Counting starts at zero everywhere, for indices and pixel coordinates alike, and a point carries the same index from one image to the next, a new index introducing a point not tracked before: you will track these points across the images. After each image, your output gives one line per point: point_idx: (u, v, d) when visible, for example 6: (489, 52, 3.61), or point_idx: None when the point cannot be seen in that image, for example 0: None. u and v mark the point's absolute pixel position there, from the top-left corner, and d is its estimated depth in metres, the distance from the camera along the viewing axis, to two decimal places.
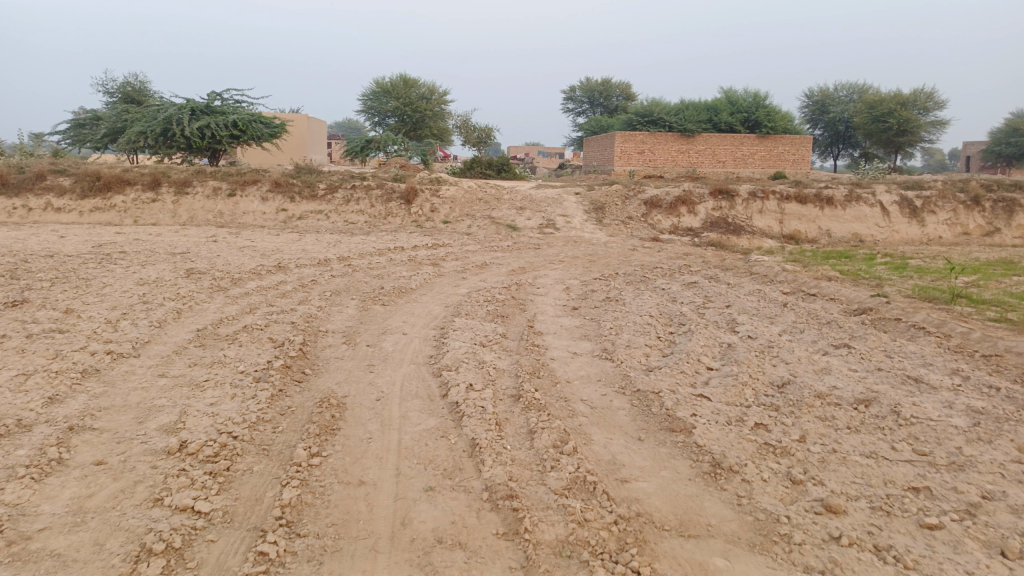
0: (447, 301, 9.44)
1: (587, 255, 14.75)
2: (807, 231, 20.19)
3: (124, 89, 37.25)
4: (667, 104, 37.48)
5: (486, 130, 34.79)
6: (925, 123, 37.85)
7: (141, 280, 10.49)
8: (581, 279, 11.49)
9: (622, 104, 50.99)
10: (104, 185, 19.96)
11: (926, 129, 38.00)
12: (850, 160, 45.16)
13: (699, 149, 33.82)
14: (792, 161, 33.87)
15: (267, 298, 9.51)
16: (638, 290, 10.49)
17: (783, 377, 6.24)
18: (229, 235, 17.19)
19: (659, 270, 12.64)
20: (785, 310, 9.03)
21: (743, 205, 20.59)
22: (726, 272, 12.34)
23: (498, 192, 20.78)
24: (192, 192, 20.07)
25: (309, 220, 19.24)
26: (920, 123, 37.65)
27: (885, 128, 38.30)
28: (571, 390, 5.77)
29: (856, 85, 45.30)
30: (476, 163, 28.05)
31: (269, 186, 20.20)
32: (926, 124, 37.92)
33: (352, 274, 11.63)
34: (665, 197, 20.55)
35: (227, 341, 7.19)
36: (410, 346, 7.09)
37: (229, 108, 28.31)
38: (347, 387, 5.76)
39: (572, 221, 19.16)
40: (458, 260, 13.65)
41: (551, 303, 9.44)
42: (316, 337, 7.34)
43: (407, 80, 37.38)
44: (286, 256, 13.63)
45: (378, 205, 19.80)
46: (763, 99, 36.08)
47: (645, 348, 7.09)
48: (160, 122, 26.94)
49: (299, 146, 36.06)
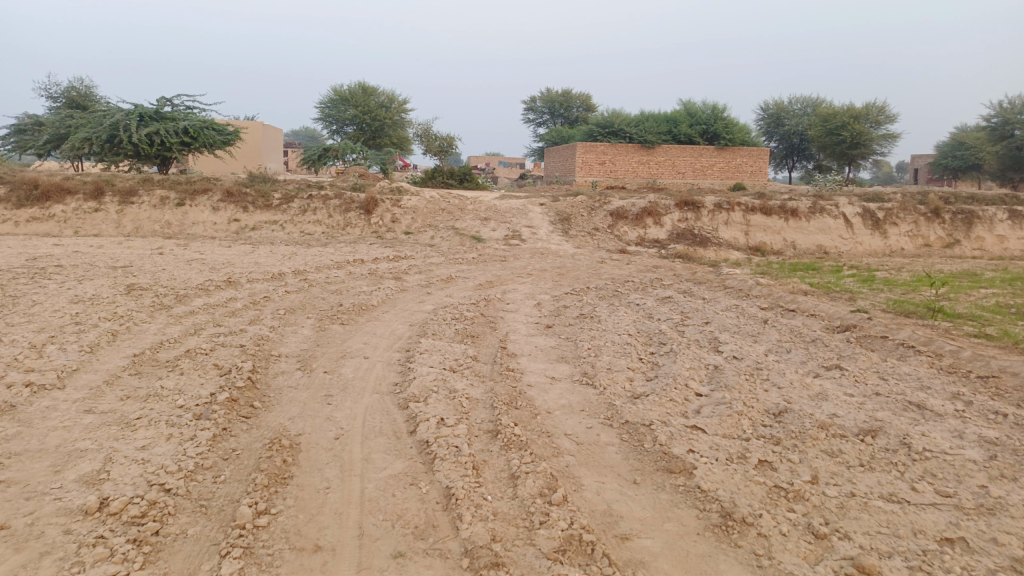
0: (411, 320, 8.83)
1: (555, 268, 14.27)
2: (773, 243, 20.06)
3: (68, 94, 35.66)
4: (628, 116, 37.45)
5: (447, 139, 34.19)
6: (876, 136, 38.51)
7: (75, 297, 9.62)
8: (551, 294, 10.99)
9: (582, 115, 50.95)
10: (42, 193, 18.79)
11: (877, 143, 38.66)
12: (804, 172, 45.75)
13: (659, 161, 33.81)
14: (750, 172, 34.13)
15: (216, 317, 8.76)
16: (613, 306, 10.01)
17: (779, 403, 5.78)
18: (177, 247, 16.26)
19: (631, 283, 12.21)
20: (766, 328, 8.64)
21: (709, 217, 20.38)
22: (700, 286, 11.97)
23: (460, 202, 20.20)
24: (138, 201, 19.03)
25: (263, 231, 18.39)
26: (871, 136, 38.29)
27: (839, 141, 38.88)
28: (553, 423, 5.22)
29: (810, 99, 45.97)
30: (437, 173, 27.47)
31: (221, 196, 19.29)
32: (878, 138, 38.58)
33: (309, 289, 10.92)
34: (631, 208, 20.23)
35: (166, 369, 6.44)
36: (372, 372, 6.46)
37: (180, 114, 27.19)
38: (302, 423, 5.10)
39: (538, 233, 18.69)
40: (421, 273, 13.03)
41: (523, 322, 8.88)
42: (268, 362, 6.65)
43: (366, 88, 36.66)
44: (236, 269, 12.83)
45: (336, 215, 19.04)
46: (722, 111, 36.25)
47: (627, 371, 6.58)
48: (105, 129, 25.71)
49: (254, 153, 34.98)
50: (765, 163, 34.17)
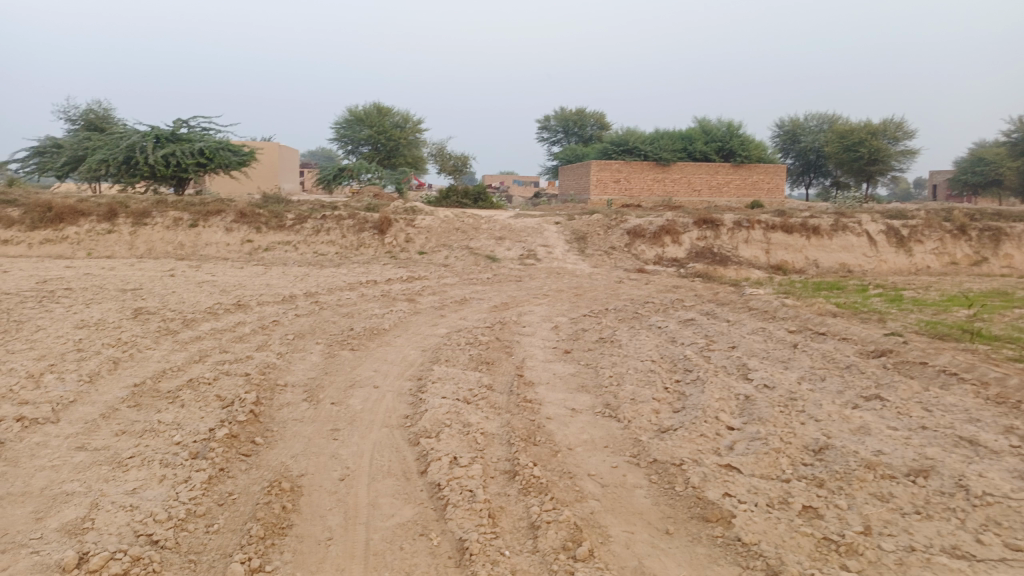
0: (424, 345, 8.49)
1: (572, 289, 13.91)
2: (794, 261, 19.59)
3: (86, 117, 35.95)
4: (643, 133, 37.18)
5: (462, 158, 34.03)
6: (895, 152, 37.94)
7: (81, 322, 9.39)
8: (569, 317, 10.62)
9: (597, 133, 50.76)
10: (56, 215, 18.73)
11: (896, 159, 38.08)
12: (821, 189, 45.17)
13: (674, 178, 33.44)
14: (767, 189, 33.67)
15: (223, 343, 8.47)
16: (633, 329, 9.62)
17: (819, 439, 5.37)
18: (189, 268, 16.08)
19: (651, 304, 11.81)
20: (797, 353, 8.21)
21: (728, 235, 19.96)
22: (723, 307, 11.55)
23: (475, 221, 19.93)
24: (151, 222, 18.92)
25: (276, 252, 18.20)
26: (890, 152, 37.72)
27: (856, 157, 38.34)
28: (575, 462, 4.84)
29: (826, 115, 45.50)
30: (451, 192, 27.28)
31: (234, 216, 19.14)
32: (897, 154, 38.01)
33: (320, 312, 10.63)
34: (648, 226, 19.86)
35: (166, 400, 6.13)
36: (382, 403, 6.11)
37: (196, 136, 27.24)
38: (305, 462, 4.75)
39: (554, 252, 18.35)
40: (435, 295, 12.71)
41: (540, 347, 8.52)
42: (273, 392, 6.32)
43: (381, 109, 36.70)
44: (247, 292, 12.58)
45: (349, 236, 18.81)
46: (737, 128, 35.87)
47: (652, 402, 6.19)
48: (122, 150, 25.78)
49: (269, 174, 35.03)
50: (783, 180, 33.71)
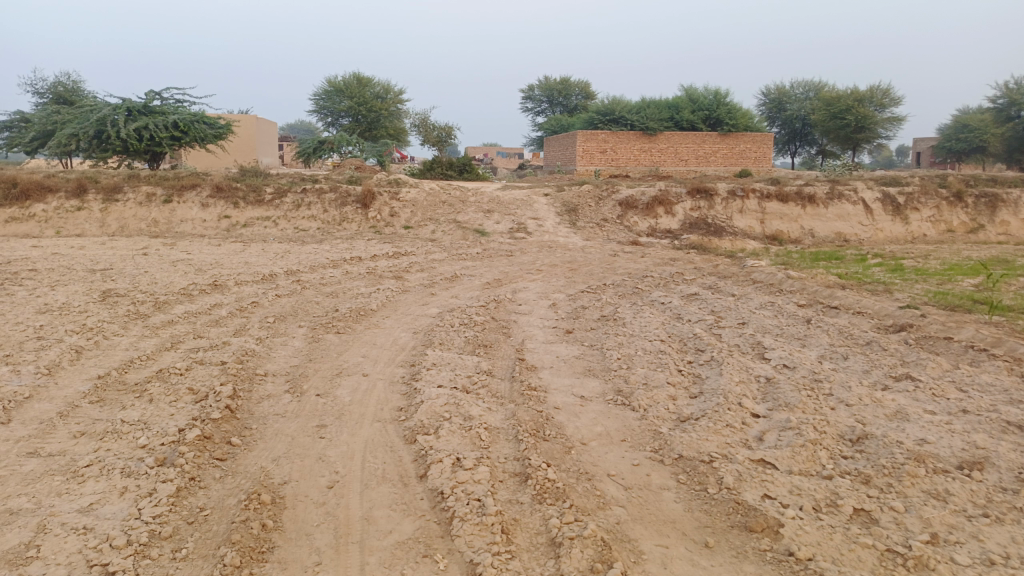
0: (415, 326, 7.93)
1: (565, 263, 13.37)
2: (790, 231, 19.14)
3: (54, 89, 34.59)
4: (629, 102, 36.41)
5: (446, 128, 33.09)
6: (881, 119, 37.49)
7: (43, 306, 8.72)
8: (566, 293, 10.08)
9: (581, 103, 49.87)
10: (21, 192, 17.83)
11: (883, 126, 37.63)
12: (807, 158, 44.70)
13: (661, 148, 32.80)
14: (755, 159, 33.16)
15: (199, 328, 7.86)
16: (636, 306, 9.10)
17: (855, 426, 4.89)
18: (164, 246, 15.35)
19: (650, 279, 11.31)
20: (812, 329, 7.74)
21: (723, 205, 19.47)
22: (725, 280, 11.07)
23: (462, 194, 19.25)
24: (122, 199, 18.09)
25: (255, 228, 17.46)
26: (877, 119, 37.27)
27: (843, 125, 37.86)
28: (592, 460, 4.33)
29: (812, 83, 44.89)
30: (436, 164, 26.49)
31: (210, 191, 18.36)
32: (884, 121, 37.58)
33: (302, 292, 10.01)
34: (640, 197, 19.30)
35: (133, 396, 5.53)
36: (373, 394, 5.55)
37: (170, 108, 26.17)
38: (288, 467, 4.20)
39: (544, 224, 17.77)
40: (423, 271, 12.13)
41: (540, 326, 7.97)
42: (251, 384, 5.73)
43: (361, 79, 35.61)
44: (224, 271, 11.91)
45: (332, 210, 18.10)
46: (724, 96, 35.11)
47: (668, 388, 5.68)
48: (92, 124, 24.72)
49: (247, 147, 33.97)
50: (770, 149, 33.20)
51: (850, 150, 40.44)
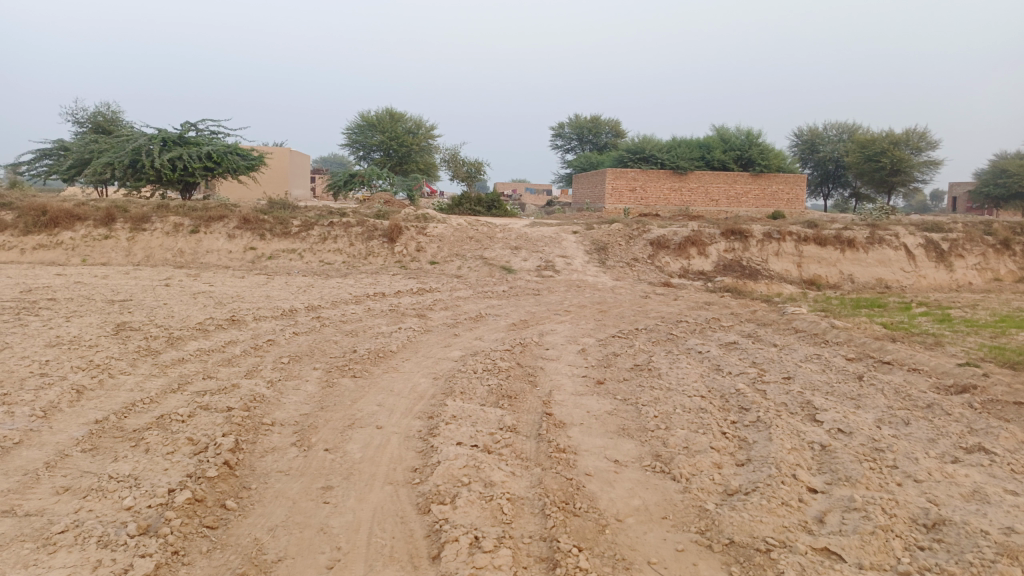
0: (436, 372, 7.47)
1: (595, 304, 12.88)
2: (828, 275, 18.46)
3: (94, 119, 35.31)
4: (660, 142, 36.11)
5: (475, 164, 32.99)
6: (918, 163, 36.68)
7: (54, 339, 8.43)
8: (596, 338, 9.57)
9: (612, 141, 49.74)
10: (50, 219, 17.88)
11: (919, 170, 36.76)
12: (839, 200, 43.85)
13: (692, 188, 32.33)
14: (787, 200, 32.54)
15: (209, 367, 7.48)
16: (672, 355, 8.55)
17: (930, 509, 4.29)
18: (187, 277, 15.17)
19: (685, 324, 10.76)
20: (865, 387, 7.12)
21: (758, 247, 18.88)
22: (765, 328, 10.49)
23: (490, 230, 18.91)
24: (150, 228, 18.06)
25: (280, 260, 17.27)
26: (913, 163, 36.46)
27: (878, 168, 37.11)
28: (629, 544, 3.79)
29: (846, 125, 44.26)
30: (464, 199, 26.32)
31: (237, 222, 18.25)
32: (920, 164, 36.75)
33: (320, 329, 9.62)
34: (672, 237, 18.79)
35: (128, 444, 5.12)
36: (386, 450, 5.07)
37: (204, 139, 26.39)
38: (285, 540, 3.73)
39: (573, 263, 17.31)
40: (448, 310, 11.72)
41: (568, 375, 7.46)
42: (256, 434, 5.29)
43: (393, 114, 35.85)
44: (244, 305, 11.62)
45: (357, 244, 17.86)
46: (756, 137, 34.39)
47: (712, 454, 5.12)
48: (128, 153, 24.99)
49: (278, 179, 34.22)
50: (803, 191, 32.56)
51: (885, 193, 39.56)
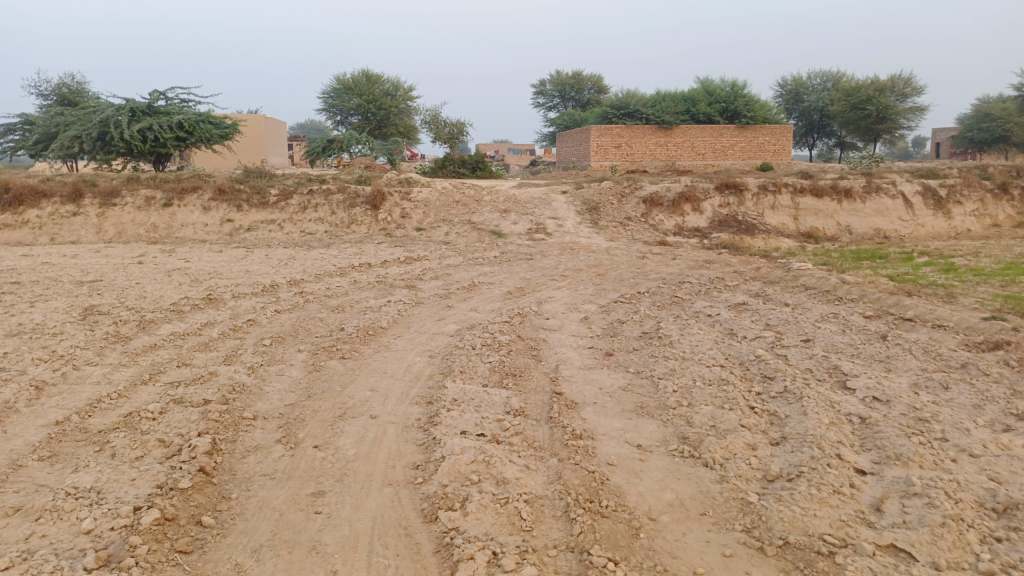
0: (431, 349, 6.92)
1: (591, 267, 12.32)
2: (825, 228, 18.01)
3: (58, 91, 33.85)
4: (644, 96, 35.22)
5: (458, 124, 31.97)
6: (904, 110, 36.10)
7: (15, 327, 7.78)
8: (597, 304, 9.04)
9: (595, 97, 48.68)
10: (14, 197, 16.97)
11: (905, 117, 36.14)
12: (825, 150, 43.25)
13: (677, 142, 31.61)
14: (774, 151, 31.90)
15: (185, 353, 6.87)
16: (681, 320, 8.04)
17: (996, 489, 3.82)
18: (162, 254, 14.44)
19: (689, 285, 10.25)
20: (893, 349, 6.66)
21: (753, 201, 18.35)
22: (773, 287, 10.01)
23: (476, 192, 18.20)
24: (120, 202, 17.21)
25: (259, 232, 16.53)
26: (899, 110, 35.88)
27: (863, 116, 36.51)
28: (669, 552, 3.30)
29: (830, 74, 43.46)
30: (447, 162, 25.57)
31: (212, 193, 17.43)
32: (906, 111, 36.17)
33: (304, 306, 9.00)
34: (666, 193, 18.19)
35: (92, 449, 4.53)
36: (383, 445, 4.53)
37: (174, 108, 25.25)
38: (272, 566, 3.21)
39: (564, 224, 16.71)
40: (438, 279, 11.14)
41: (574, 348, 6.93)
42: (236, 432, 4.73)
43: (370, 76, 34.64)
44: (222, 281, 10.96)
45: (339, 212, 17.12)
46: (741, 88, 33.84)
47: (744, 434, 4.63)
48: (95, 125, 23.89)
49: (254, 147, 33.12)
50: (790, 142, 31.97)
51: (870, 142, 39.02)
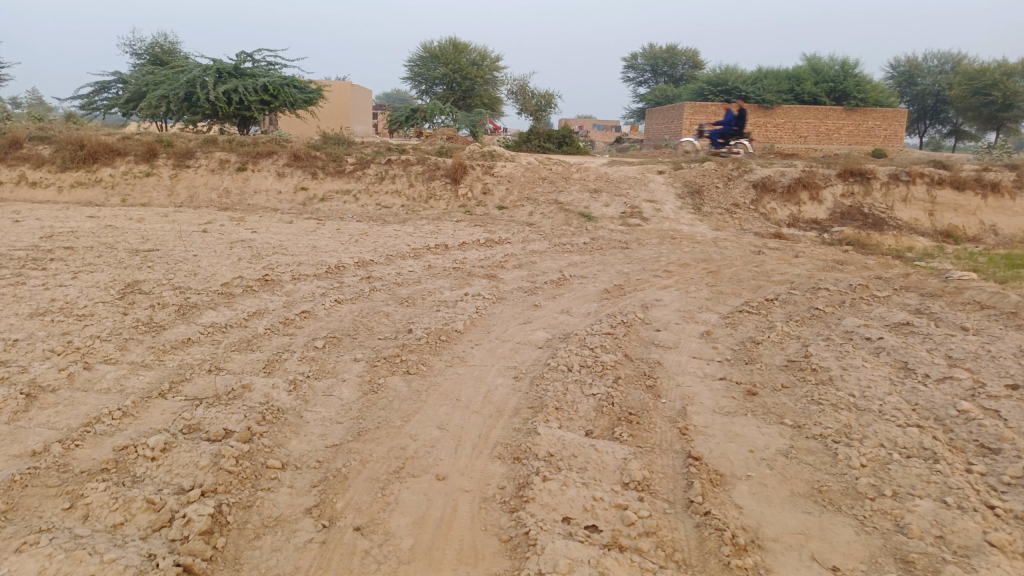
0: (516, 368, 5.48)
1: (701, 263, 10.65)
2: (966, 227, 15.58)
3: (152, 51, 33.92)
4: (744, 73, 32.75)
5: (546, 96, 30.16)
6: None
7: (45, 304, 6.81)
8: (718, 314, 7.44)
9: (688, 74, 45.87)
10: (89, 155, 16.54)
11: None
12: (936, 139, 39.33)
13: (778, 123, 28.92)
14: (885, 137, 28.82)
15: (221, 353, 5.66)
16: (834, 344, 6.32)
17: None
18: (230, 221, 13.56)
19: (826, 295, 8.47)
20: None
21: (881, 191, 16.09)
22: (936, 302, 8.11)
23: (565, 168, 16.52)
24: (194, 164, 16.51)
25: (333, 203, 15.51)
26: None
27: (986, 103, 32.69)
28: None
29: (951, 55, 39.31)
30: (532, 135, 24.07)
31: (287, 159, 16.49)
32: None
33: (370, 295, 7.72)
34: (780, 178, 16.13)
35: (60, 505, 3.32)
36: (452, 536, 3.16)
37: (261, 71, 24.46)
38: None
39: (663, 209, 14.94)
40: (524, 268, 9.71)
41: (700, 379, 5.36)
42: (253, 495, 3.45)
43: (458, 45, 33.32)
44: (285, 258, 9.87)
45: (418, 184, 15.89)
46: (853, 68, 30.67)
47: (999, 564, 3.00)
48: (182, 86, 23.41)
49: (338, 114, 32.42)
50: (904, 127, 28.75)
51: (992, 132, 34.98)
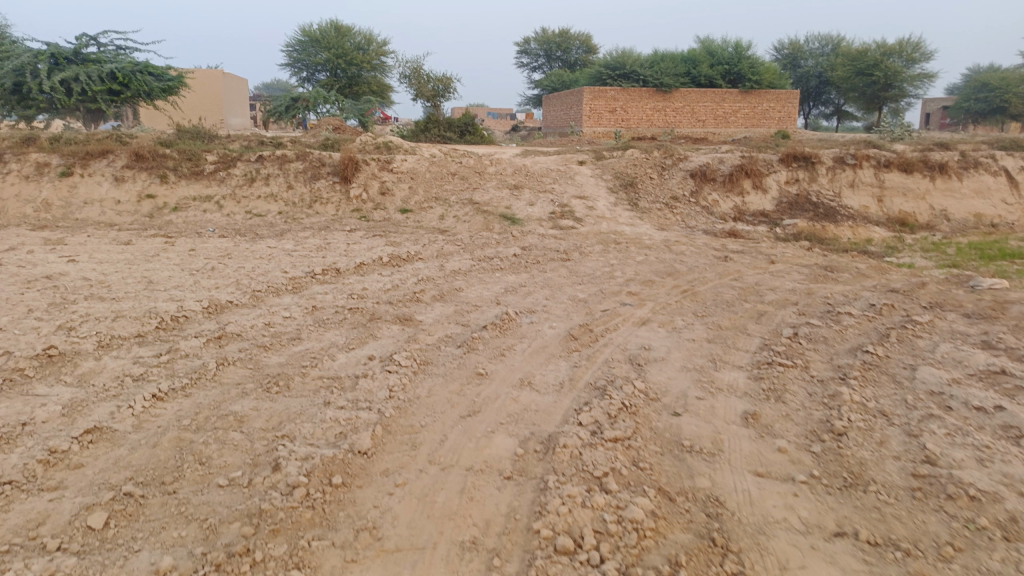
0: (478, 547, 2.97)
1: (669, 279, 8.45)
2: (916, 213, 14.24)
3: None
4: (639, 56, 30.44)
5: (443, 79, 27.36)
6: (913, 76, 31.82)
7: None
8: (743, 371, 5.15)
9: (583, 58, 44.09)
10: None
11: (913, 84, 31.88)
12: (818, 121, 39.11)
13: (676, 107, 27.49)
14: (780, 119, 27.65)
15: None
16: (950, 426, 4.12)
17: None
18: (42, 245, 10.20)
19: (854, 324, 6.37)
20: None
21: (828, 176, 14.55)
22: (998, 327, 6.18)
23: (476, 161, 13.91)
24: (1, 170, 12.82)
25: (189, 213, 12.33)
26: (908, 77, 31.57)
27: (869, 83, 32.23)
28: None
29: (831, 37, 39.19)
30: (430, 124, 21.29)
31: (127, 160, 13.06)
32: (917, 78, 31.93)
33: (220, 376, 4.91)
34: (719, 165, 14.29)
35: None
36: None
37: (109, 56, 20.02)
38: None
39: (596, 207, 12.75)
40: (448, 302, 7.15)
41: (813, 546, 2.99)
42: None
43: (340, 28, 29.86)
44: (105, 305, 6.84)
45: (298, 185, 12.91)
46: (746, 50, 28.98)
47: None
48: (8, 74, 18.66)
49: (206, 105, 28.39)
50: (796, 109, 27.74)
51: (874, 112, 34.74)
